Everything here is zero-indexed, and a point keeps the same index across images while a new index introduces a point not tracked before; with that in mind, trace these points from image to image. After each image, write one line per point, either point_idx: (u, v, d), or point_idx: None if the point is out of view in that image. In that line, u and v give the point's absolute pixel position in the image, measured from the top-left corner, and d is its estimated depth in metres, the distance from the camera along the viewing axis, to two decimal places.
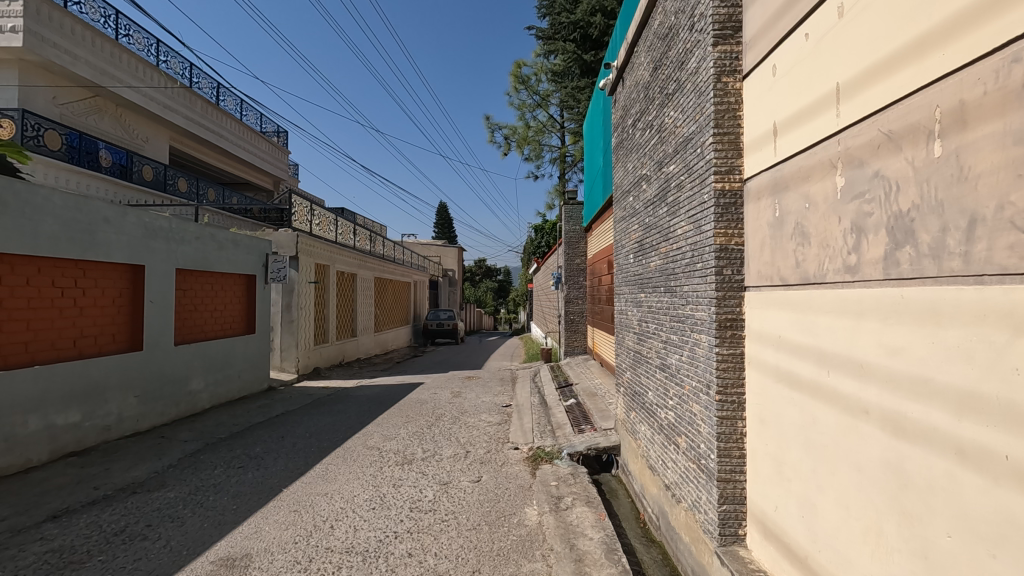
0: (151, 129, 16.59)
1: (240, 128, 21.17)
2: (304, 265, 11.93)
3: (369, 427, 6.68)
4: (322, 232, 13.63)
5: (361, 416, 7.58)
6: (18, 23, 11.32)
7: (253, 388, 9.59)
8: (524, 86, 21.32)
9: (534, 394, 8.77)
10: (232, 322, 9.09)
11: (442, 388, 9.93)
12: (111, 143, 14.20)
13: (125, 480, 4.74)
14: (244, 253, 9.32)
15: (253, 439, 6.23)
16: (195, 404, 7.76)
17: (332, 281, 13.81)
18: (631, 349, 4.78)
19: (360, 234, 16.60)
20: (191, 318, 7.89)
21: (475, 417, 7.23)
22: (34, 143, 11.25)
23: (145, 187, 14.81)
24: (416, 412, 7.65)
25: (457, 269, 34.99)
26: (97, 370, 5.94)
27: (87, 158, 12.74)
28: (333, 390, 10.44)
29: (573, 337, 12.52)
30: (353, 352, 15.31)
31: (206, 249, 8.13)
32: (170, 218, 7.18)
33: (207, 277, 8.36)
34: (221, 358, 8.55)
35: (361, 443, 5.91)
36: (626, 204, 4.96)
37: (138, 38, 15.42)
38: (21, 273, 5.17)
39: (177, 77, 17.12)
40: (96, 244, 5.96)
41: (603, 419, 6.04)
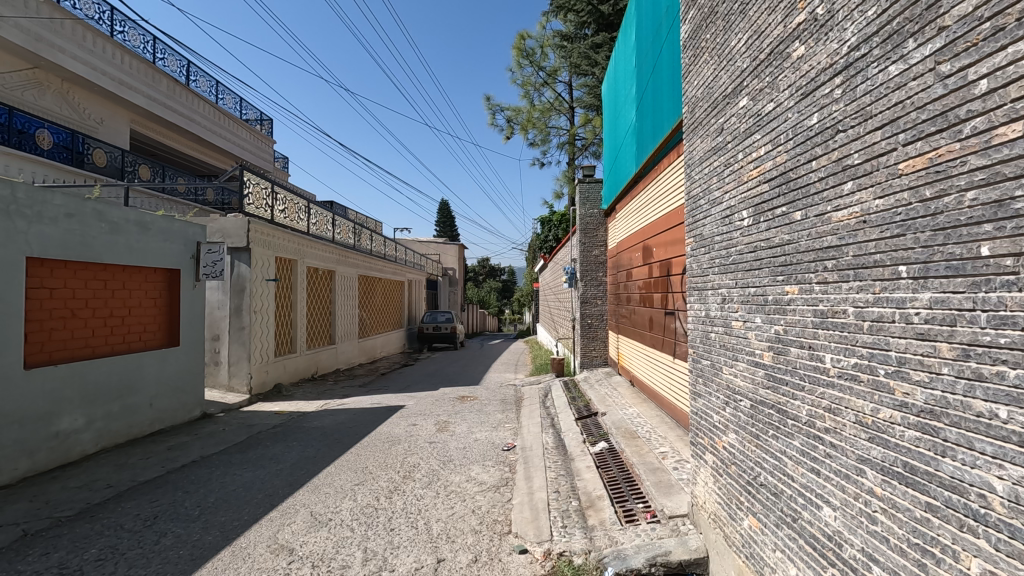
0: (108, 109, 12.92)
1: (217, 112, 17.29)
2: (259, 258, 9.62)
3: (296, 498, 4.34)
4: (290, 222, 11.29)
5: (300, 467, 5.27)
6: None
7: (178, 419, 7.29)
8: (528, 61, 18.84)
9: (546, 430, 6.39)
10: (144, 333, 6.81)
11: (425, 415, 7.58)
12: (56, 122, 10.81)
13: None
14: (160, 240, 7.01)
15: (105, 524, 3.90)
16: (69, 450, 5.49)
17: (301, 280, 11.51)
18: (746, 397, 2.49)
19: (341, 225, 14.27)
20: (64, 329, 5.61)
21: (461, 474, 4.85)
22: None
23: (102, 176, 11.43)
24: (379, 462, 5.29)
25: (457, 268, 32.45)
26: None
27: (17, 140, 9.39)
28: (288, 415, 8.14)
29: (591, 345, 10.20)
30: (330, 363, 13.09)
31: (88, 231, 5.84)
32: (11, 183, 4.88)
33: (95, 271, 6.07)
34: (121, 382, 6.26)
35: (266, 539, 3.56)
36: (729, 118, 2.65)
37: (86, 2, 11.56)
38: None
39: (141, 52, 13.46)
40: None
41: (665, 496, 3.67)
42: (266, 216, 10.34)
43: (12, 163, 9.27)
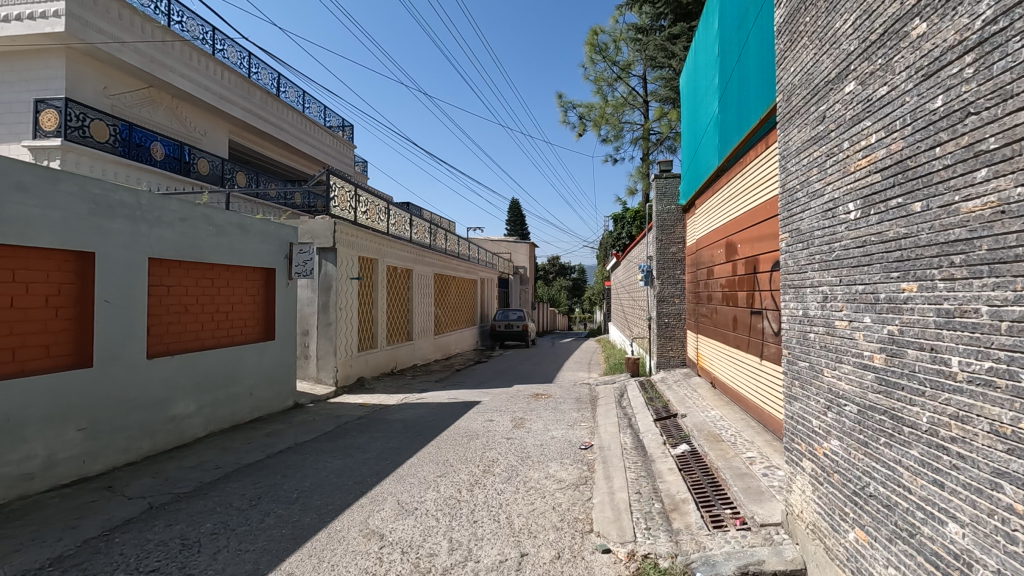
0: (210, 121, 14.03)
1: (304, 121, 18.34)
2: (344, 258, 10.14)
3: (383, 487, 4.54)
4: (371, 223, 11.79)
5: (385, 457, 5.50)
6: (60, 7, 9.17)
7: (274, 407, 7.83)
8: (601, 56, 18.58)
9: (623, 430, 6.30)
10: (244, 327, 7.37)
11: (501, 411, 7.68)
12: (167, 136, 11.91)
13: None
14: (258, 241, 7.55)
15: (216, 501, 4.26)
16: (183, 433, 6.05)
17: (382, 278, 12.01)
18: (851, 402, 2.34)
19: (418, 225, 14.73)
20: (178, 322, 6.18)
21: (540, 471, 4.89)
22: (78, 135, 9.37)
23: (205, 184, 12.45)
24: (458, 455, 5.44)
25: (528, 266, 32.56)
26: (4, 398, 4.19)
27: (134, 153, 10.43)
28: (371, 407, 8.54)
29: (668, 345, 9.93)
30: (408, 358, 13.57)
31: (198, 234, 6.40)
32: (136, 192, 5.43)
33: (204, 270, 6.64)
34: (225, 373, 6.82)
35: (358, 524, 3.76)
36: (832, 105, 2.49)
37: (192, 24, 12.61)
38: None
39: (238, 68, 14.52)
40: (5, 222, 4.23)
41: (755, 503, 3.51)
42: (350, 217, 10.86)
43: (131, 174, 10.30)
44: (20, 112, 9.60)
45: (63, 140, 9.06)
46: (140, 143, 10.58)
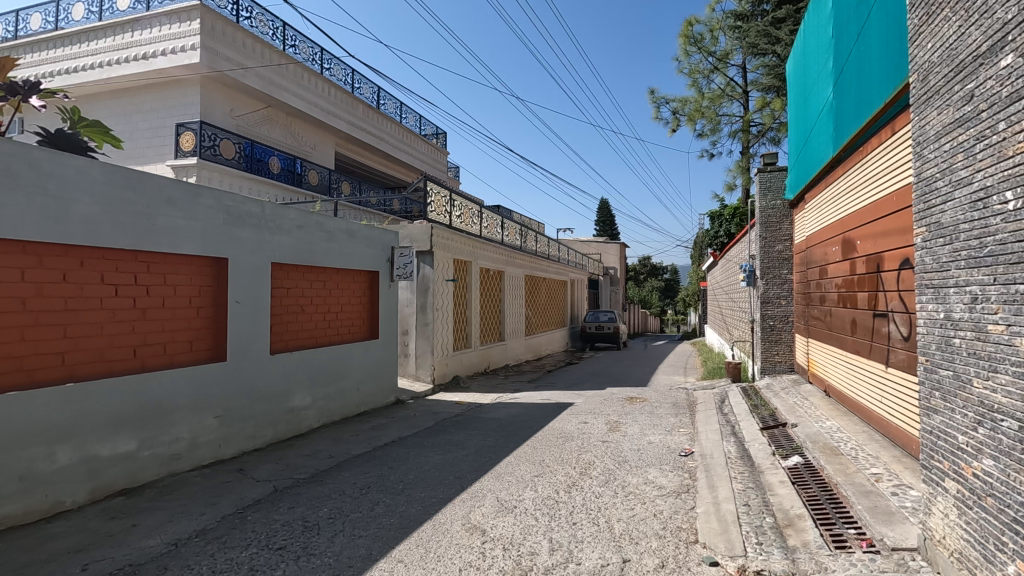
0: (319, 136, 15.14)
1: (401, 130, 19.24)
2: (440, 261, 10.53)
3: (483, 483, 4.65)
4: (465, 226, 12.13)
5: (482, 454, 5.63)
6: (195, 41, 10.36)
7: (378, 402, 8.30)
8: (696, 47, 17.84)
9: (727, 438, 5.99)
10: (351, 326, 7.88)
11: (595, 414, 7.59)
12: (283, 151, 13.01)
13: (130, 556, 3.38)
14: (363, 246, 8.03)
15: (331, 488, 4.59)
16: (300, 424, 6.57)
17: (475, 279, 12.32)
18: (1010, 418, 2.07)
19: (509, 227, 14.96)
20: (296, 321, 6.73)
21: (639, 477, 4.76)
22: (211, 154, 10.52)
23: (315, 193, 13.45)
24: (554, 456, 5.45)
25: (619, 267, 31.92)
26: (157, 387, 4.77)
27: (256, 167, 11.50)
28: (467, 406, 8.78)
29: (774, 349, 9.32)
30: (500, 358, 13.80)
31: (312, 240, 6.94)
32: (261, 202, 5.99)
33: (317, 273, 7.18)
34: (335, 368, 7.32)
35: (461, 518, 3.88)
36: (984, 82, 2.22)
37: (303, 47, 13.68)
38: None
39: (343, 84, 15.53)
40: (158, 231, 4.81)
41: (884, 525, 3.20)
42: (445, 221, 11.25)
43: (253, 187, 11.36)
44: (164, 136, 10.92)
45: (198, 159, 10.20)
46: (260, 158, 11.66)
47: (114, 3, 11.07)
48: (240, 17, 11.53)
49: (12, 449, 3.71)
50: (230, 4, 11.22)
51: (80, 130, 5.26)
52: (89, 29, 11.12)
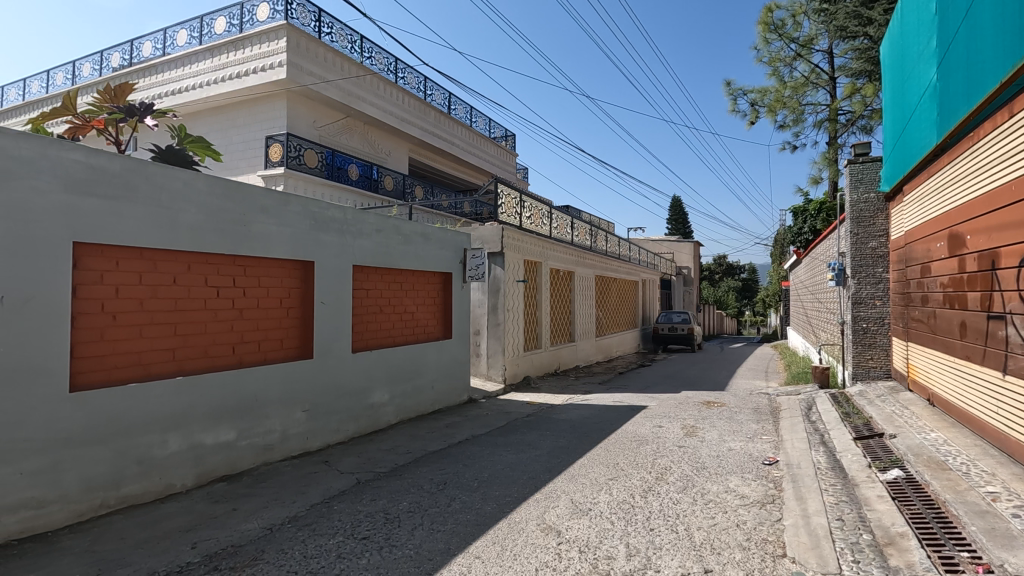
0: (393, 142, 15.71)
1: (472, 134, 19.61)
2: (511, 262, 10.63)
3: (557, 484, 4.65)
4: (535, 227, 12.17)
5: (555, 455, 5.61)
6: (282, 58, 11.07)
7: (451, 400, 8.49)
8: (777, 34, 16.91)
9: (816, 448, 5.63)
10: (426, 326, 8.12)
11: (670, 418, 7.37)
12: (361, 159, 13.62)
13: (231, 537, 3.66)
14: (437, 248, 8.25)
15: (409, 483, 4.75)
16: (379, 420, 6.85)
17: (545, 280, 12.33)
18: None
19: (579, 227, 14.83)
20: (375, 321, 7.02)
21: (719, 484, 4.58)
22: (297, 163, 11.19)
23: (391, 198, 13.97)
24: (628, 460, 5.35)
25: (693, 266, 30.84)
26: (253, 382, 5.14)
27: (336, 175, 12.11)
28: (538, 406, 8.81)
29: (867, 353, 8.66)
30: (571, 359, 13.73)
31: (390, 243, 7.21)
32: (343, 208, 6.30)
33: (394, 274, 7.45)
34: (412, 367, 7.58)
35: (536, 518, 3.89)
36: None
37: (379, 58, 14.24)
38: (88, 268, 3.96)
39: (416, 92, 16.01)
40: (252, 236, 5.17)
41: (1005, 550, 2.90)
42: (515, 223, 11.34)
43: (334, 194, 11.96)
44: (256, 148, 11.75)
45: (285, 168, 10.87)
46: (340, 166, 12.26)
47: (212, 28, 12.04)
48: (322, 33, 12.19)
49: (132, 435, 4.12)
50: (313, 21, 11.88)
51: (187, 145, 5.78)
52: (191, 53, 12.15)
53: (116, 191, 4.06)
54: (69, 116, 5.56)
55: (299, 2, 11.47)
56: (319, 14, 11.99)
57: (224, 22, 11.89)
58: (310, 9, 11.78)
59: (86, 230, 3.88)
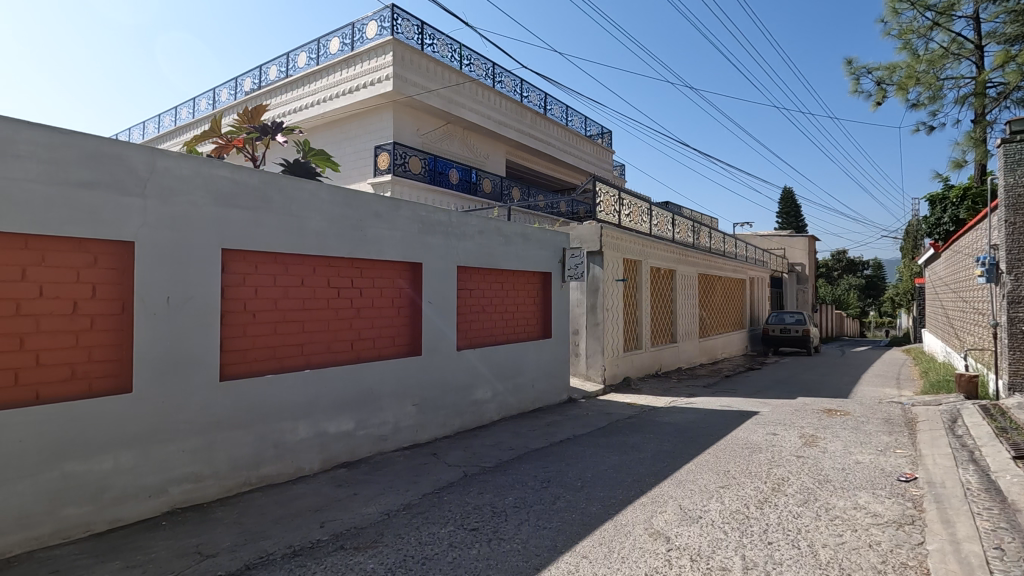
0: (491, 146, 16.09)
1: (568, 133, 19.55)
2: (610, 261, 10.48)
3: (663, 489, 4.52)
4: (635, 225, 11.90)
5: (661, 459, 5.46)
6: (389, 71, 11.75)
7: (551, 399, 8.55)
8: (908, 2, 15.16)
9: (964, 465, 4.99)
10: (527, 326, 8.24)
11: (786, 426, 6.89)
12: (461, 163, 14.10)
13: (353, 520, 3.95)
14: (537, 248, 8.34)
15: (514, 479, 4.84)
16: (482, 416, 7.06)
17: (645, 279, 12.00)
18: None
19: (680, 224, 14.28)
20: (478, 320, 7.24)
21: (847, 500, 4.20)
22: (403, 170, 11.87)
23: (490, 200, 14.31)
24: (740, 468, 5.07)
25: (808, 262, 28.49)
26: (369, 376, 5.51)
27: (439, 179, 12.65)
28: (640, 408, 8.61)
29: None
30: (673, 361, 13.26)
31: (491, 244, 7.40)
32: (448, 211, 6.56)
33: (496, 275, 7.64)
34: (513, 365, 7.72)
35: (643, 522, 3.82)
36: None
37: (478, 64, 14.63)
38: (234, 272, 4.46)
39: (513, 95, 16.26)
40: (368, 240, 5.54)
41: None
42: (614, 221, 11.15)
43: (437, 198, 12.49)
44: (366, 157, 12.58)
45: (392, 175, 11.56)
46: (442, 171, 12.78)
47: (328, 49, 13.07)
48: (425, 44, 12.76)
49: (268, 421, 4.59)
50: (416, 33, 12.47)
51: (310, 158, 6.35)
52: (310, 73, 13.26)
53: (255, 202, 4.53)
54: (215, 137, 6.31)
55: (404, 17, 12.14)
56: (422, 27, 12.57)
57: (338, 43, 12.87)
58: (413, 22, 12.39)
59: (231, 238, 4.37)
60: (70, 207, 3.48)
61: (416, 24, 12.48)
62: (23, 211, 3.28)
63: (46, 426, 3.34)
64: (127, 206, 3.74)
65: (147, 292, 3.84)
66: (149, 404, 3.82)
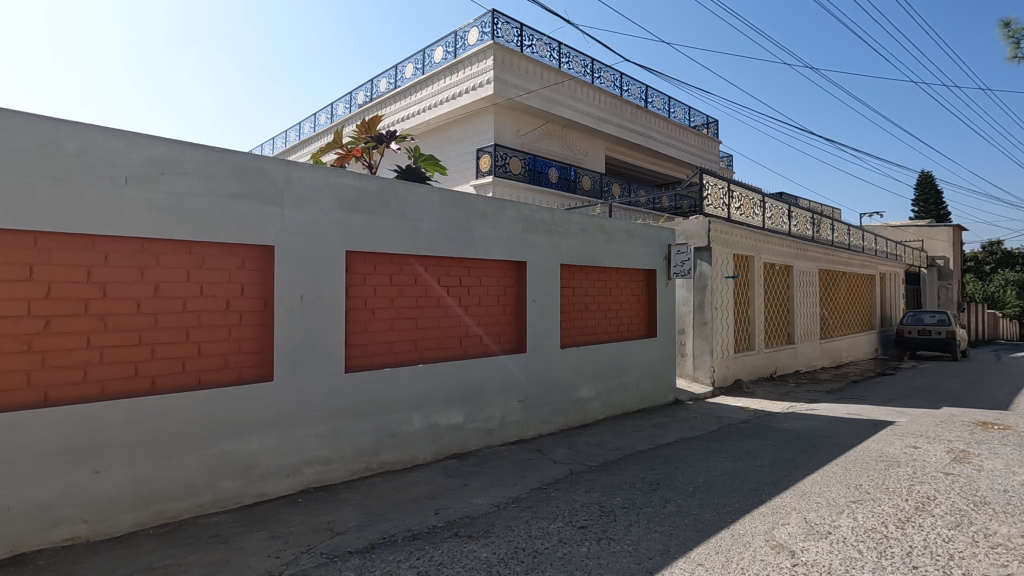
0: (591, 143, 15.93)
1: (670, 125, 18.81)
2: (719, 257, 9.96)
3: (785, 500, 4.22)
4: (746, 218, 11.21)
5: (780, 468, 5.11)
6: (489, 75, 12.05)
7: (657, 400, 8.30)
8: None
9: None
10: (630, 324, 8.07)
11: (929, 438, 6.15)
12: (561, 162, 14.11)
13: (465, 509, 4.11)
14: (641, 245, 8.14)
15: (621, 479, 4.77)
16: (586, 414, 7.02)
17: (759, 276, 11.26)
18: None
19: (798, 216, 13.23)
20: (581, 318, 7.21)
21: (1012, 527, 3.66)
22: (503, 171, 12.09)
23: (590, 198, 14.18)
24: (875, 483, 4.60)
25: (953, 255, 25.09)
26: (477, 372, 5.69)
27: (539, 179, 12.75)
28: (753, 413, 8.11)
29: None
30: (790, 364, 12.32)
31: (594, 242, 7.33)
32: (551, 210, 6.60)
33: (599, 273, 7.56)
34: (617, 364, 7.60)
35: (763, 533, 3.60)
36: None
37: (577, 61, 14.53)
38: (356, 272, 4.82)
39: (612, 89, 15.95)
40: (475, 240, 5.73)
41: None
42: (723, 215, 10.58)
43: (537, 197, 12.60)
44: (468, 160, 12.99)
45: (494, 176, 11.84)
46: (542, 170, 12.86)
47: (432, 58, 13.67)
48: (524, 46, 12.92)
49: (387, 412, 4.90)
50: (516, 36, 12.65)
51: (420, 163, 6.68)
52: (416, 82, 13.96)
53: (374, 207, 4.86)
54: (337, 148, 6.83)
55: (503, 21, 12.38)
56: (521, 29, 12.74)
57: (442, 51, 13.42)
58: (513, 25, 12.59)
59: (354, 241, 4.72)
60: (223, 217, 3.94)
61: (516, 27, 12.67)
62: (188, 221, 3.77)
63: (207, 408, 3.83)
64: (268, 215, 4.17)
65: (285, 291, 4.26)
66: (286, 392, 4.24)
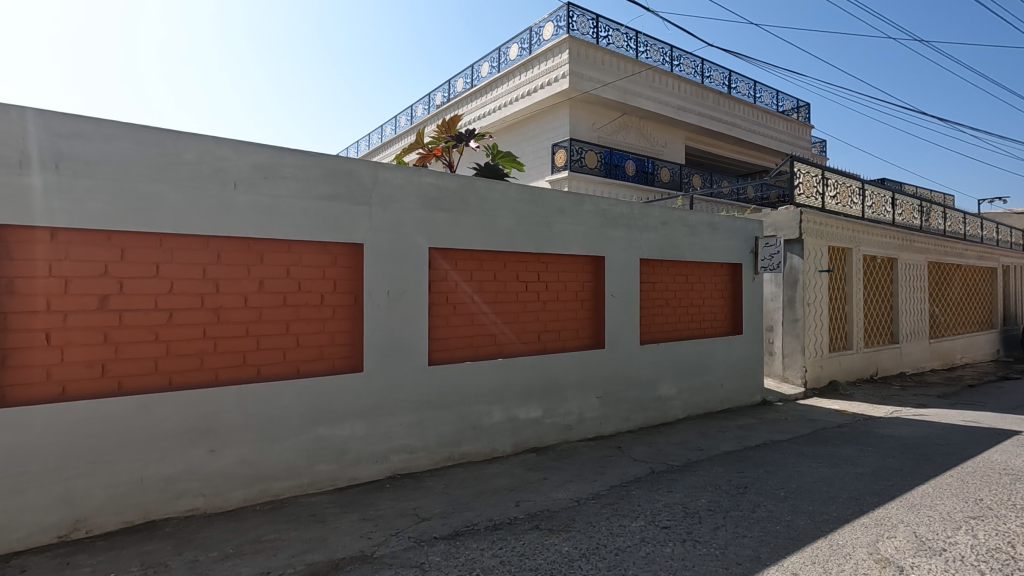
0: (670, 133, 15.41)
1: (756, 111, 17.79)
2: (811, 250, 9.33)
3: (891, 511, 3.91)
4: (843, 207, 10.42)
5: (884, 476, 4.73)
6: (565, 70, 11.98)
7: (743, 400, 7.94)
8: None
9: None
10: (714, 321, 7.75)
11: None
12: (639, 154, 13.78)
13: (545, 502, 4.14)
14: (725, 238, 7.79)
15: (706, 481, 4.61)
16: (667, 413, 6.84)
17: (857, 269, 10.44)
18: None
19: (903, 203, 12.12)
20: (661, 314, 7.02)
21: None
22: (579, 166, 11.97)
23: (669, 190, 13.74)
24: (999, 498, 4.15)
25: None
26: (555, 367, 5.70)
27: (615, 172, 12.51)
28: (852, 416, 7.55)
29: None
30: (893, 364, 11.35)
31: (675, 235, 7.11)
32: (630, 204, 6.47)
33: (680, 267, 7.32)
34: (699, 362, 7.33)
35: (866, 545, 3.35)
36: None
37: (655, 50, 14.09)
38: (438, 268, 4.97)
39: (692, 77, 15.32)
40: (553, 236, 5.73)
41: None
42: (816, 204, 9.89)
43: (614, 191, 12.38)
44: (544, 156, 12.99)
45: (569, 171, 11.76)
46: (619, 163, 12.62)
47: (508, 56, 13.79)
48: (600, 37, 12.71)
49: (468, 404, 5.03)
50: (592, 28, 12.47)
51: (498, 161, 6.74)
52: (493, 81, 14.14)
53: (455, 205, 4.98)
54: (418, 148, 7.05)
55: (579, 14, 12.25)
56: (597, 20, 12.54)
57: (517, 49, 13.50)
58: (588, 17, 12.42)
59: (436, 238, 4.87)
60: (318, 217, 4.20)
61: (591, 19, 12.49)
62: (287, 221, 4.05)
63: (305, 396, 4.11)
64: (357, 214, 4.39)
65: (373, 287, 4.48)
66: (375, 383, 4.46)
